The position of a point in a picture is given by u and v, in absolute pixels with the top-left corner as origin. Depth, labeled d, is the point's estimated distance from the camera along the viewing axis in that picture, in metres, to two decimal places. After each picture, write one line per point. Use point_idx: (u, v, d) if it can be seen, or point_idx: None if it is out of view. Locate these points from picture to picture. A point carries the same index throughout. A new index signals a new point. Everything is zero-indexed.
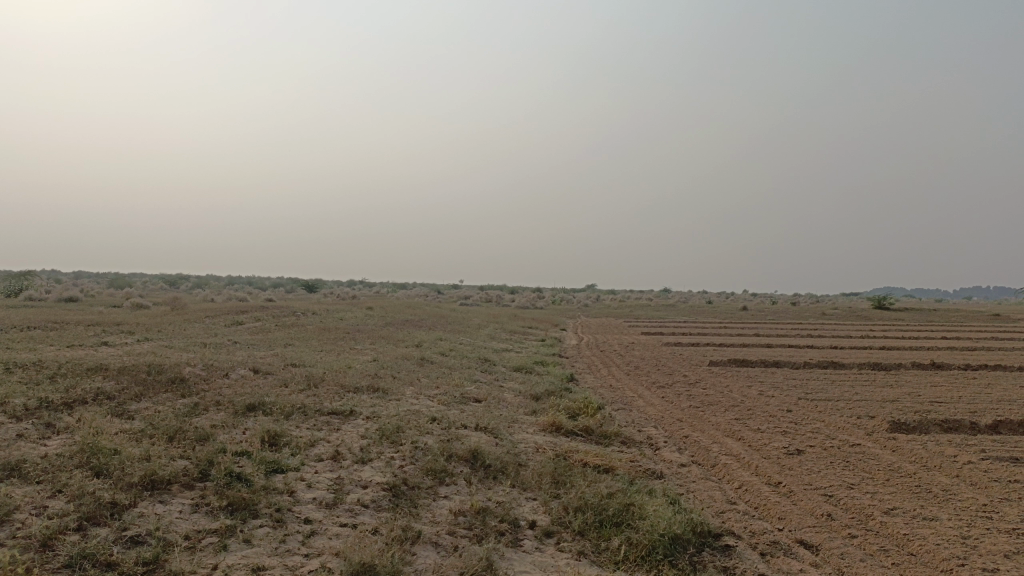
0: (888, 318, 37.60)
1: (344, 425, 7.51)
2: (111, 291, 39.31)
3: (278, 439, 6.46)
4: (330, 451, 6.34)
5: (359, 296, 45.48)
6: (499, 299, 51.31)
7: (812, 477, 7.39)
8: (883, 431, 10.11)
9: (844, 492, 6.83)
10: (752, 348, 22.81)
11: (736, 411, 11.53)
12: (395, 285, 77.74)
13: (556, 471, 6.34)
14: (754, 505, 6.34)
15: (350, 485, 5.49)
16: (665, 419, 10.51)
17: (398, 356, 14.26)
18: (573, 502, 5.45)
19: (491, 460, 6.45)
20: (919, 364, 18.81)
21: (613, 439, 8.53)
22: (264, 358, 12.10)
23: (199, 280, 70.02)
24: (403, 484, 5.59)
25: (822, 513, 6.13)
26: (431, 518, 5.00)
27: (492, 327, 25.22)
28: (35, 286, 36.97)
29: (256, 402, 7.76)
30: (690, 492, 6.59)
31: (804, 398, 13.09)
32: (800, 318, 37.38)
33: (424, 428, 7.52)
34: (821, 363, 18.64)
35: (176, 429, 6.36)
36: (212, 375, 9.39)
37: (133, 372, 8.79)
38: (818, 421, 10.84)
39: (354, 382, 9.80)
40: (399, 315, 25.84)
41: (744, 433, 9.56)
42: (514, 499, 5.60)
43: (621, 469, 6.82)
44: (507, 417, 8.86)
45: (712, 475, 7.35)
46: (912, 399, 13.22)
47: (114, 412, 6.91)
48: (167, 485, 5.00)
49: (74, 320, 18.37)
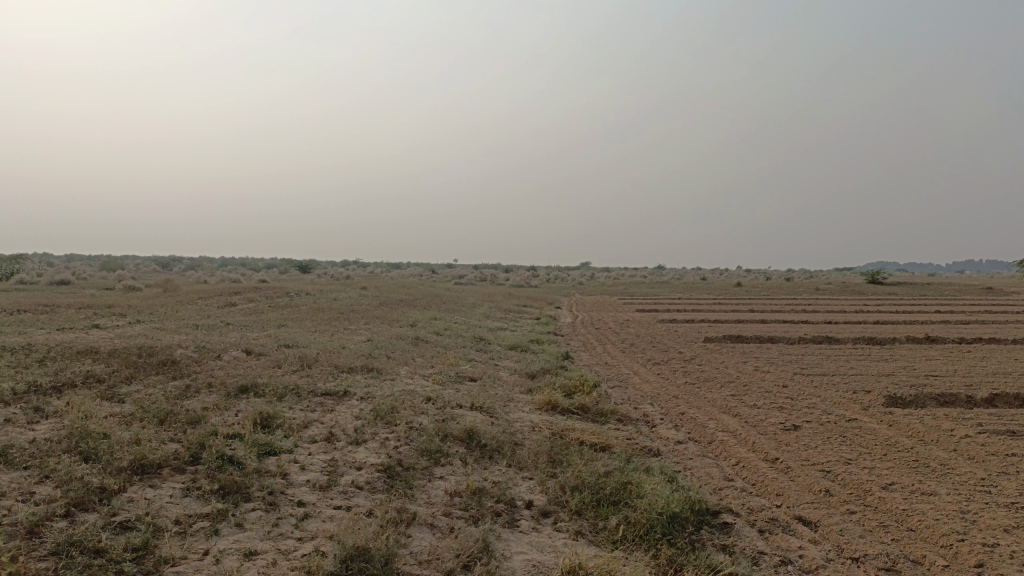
0: (883, 293, 37.67)
1: (338, 406, 7.44)
2: (104, 274, 39.12)
3: (271, 421, 6.38)
4: (324, 433, 6.27)
5: (353, 276, 45.35)
6: (494, 278, 51.25)
7: (809, 452, 7.35)
8: (879, 406, 10.09)
9: (842, 468, 6.80)
10: (747, 324, 22.82)
11: (731, 387, 11.50)
12: (389, 265, 77.53)
13: (553, 450, 6.28)
14: (752, 482, 6.29)
15: (344, 467, 5.42)
16: (661, 396, 10.48)
17: (393, 335, 14.19)
18: (570, 482, 5.39)
19: (487, 439, 6.39)
20: (914, 338, 18.83)
21: (610, 417, 8.48)
22: (257, 339, 12.01)
23: (192, 261, 69.69)
24: (397, 465, 5.52)
25: (820, 489, 6.09)
26: (427, 499, 4.93)
27: (486, 305, 25.17)
28: (25, 269, 36.66)
29: (248, 384, 7.67)
30: (688, 469, 6.55)
31: (800, 373, 13.08)
32: (795, 293, 37.43)
33: (419, 408, 7.46)
34: (816, 338, 18.64)
35: (167, 412, 6.27)
36: (204, 356, 9.30)
37: (124, 355, 8.70)
38: (815, 396, 10.82)
39: (348, 362, 9.72)
40: (393, 294, 25.76)
41: (741, 409, 9.53)
42: (511, 479, 5.54)
43: (618, 447, 6.77)
44: (503, 396, 8.80)
45: (709, 452, 7.31)
46: (908, 373, 13.21)
47: (104, 396, 6.82)
48: (157, 469, 4.92)
49: (66, 303, 18.27)
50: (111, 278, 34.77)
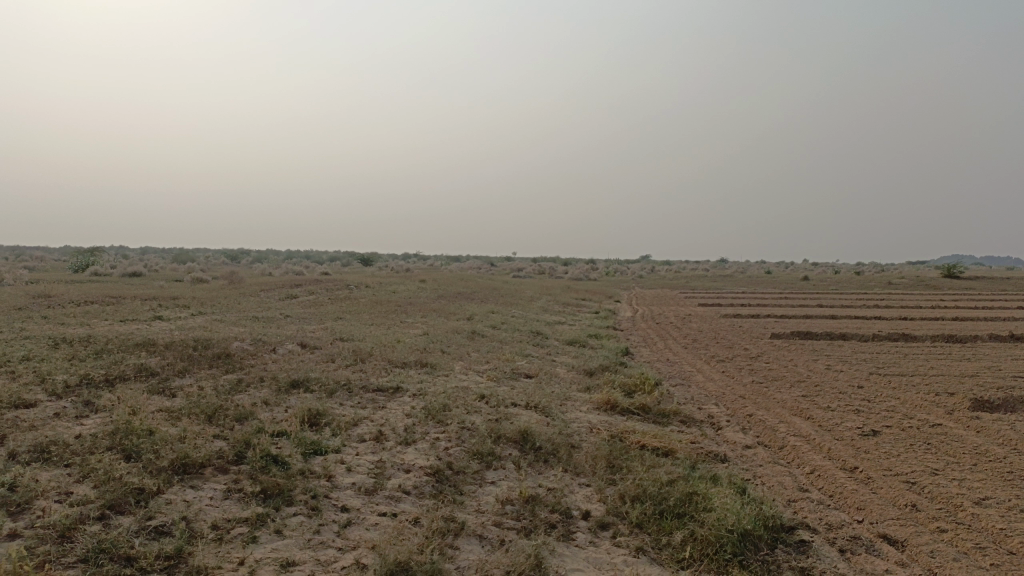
0: (960, 287, 35.76)
1: (390, 402, 7.22)
2: (174, 266, 40.17)
3: (320, 418, 6.17)
4: (373, 431, 6.04)
5: (413, 268, 45.49)
6: (553, 271, 50.71)
7: (891, 461, 6.80)
8: (965, 410, 9.37)
9: (928, 479, 6.24)
10: (815, 319, 21.92)
11: (802, 387, 10.91)
12: (448, 258, 77.95)
13: (612, 454, 5.93)
14: (829, 493, 5.81)
15: (392, 469, 5.17)
16: (726, 396, 9.98)
17: (449, 329, 13.97)
18: (630, 491, 5.03)
19: (542, 442, 6.06)
20: (998, 336, 17.69)
21: (672, 418, 8.05)
22: (313, 332, 11.94)
23: (258, 254, 71.33)
24: (447, 469, 5.23)
25: (906, 504, 5.58)
26: (477, 507, 4.64)
27: (544, 299, 24.80)
28: (101, 260, 38.06)
29: (299, 379, 7.53)
30: (758, 477, 6.12)
31: (876, 373, 12.34)
32: (866, 288, 35.85)
33: (473, 406, 7.17)
34: (891, 336, 17.69)
35: (216, 407, 6.14)
36: (259, 349, 9.24)
37: (179, 347, 8.70)
38: (893, 398, 10.15)
39: (402, 357, 9.52)
40: (451, 287, 25.63)
41: (813, 412, 8.96)
42: (567, 486, 5.20)
43: (682, 452, 6.36)
44: (560, 394, 8.45)
45: (780, 459, 6.83)
46: (993, 374, 12.32)
47: (156, 389, 6.76)
48: (199, 469, 4.75)
49: (134, 295, 18.71)
50: (180, 271, 35.69)
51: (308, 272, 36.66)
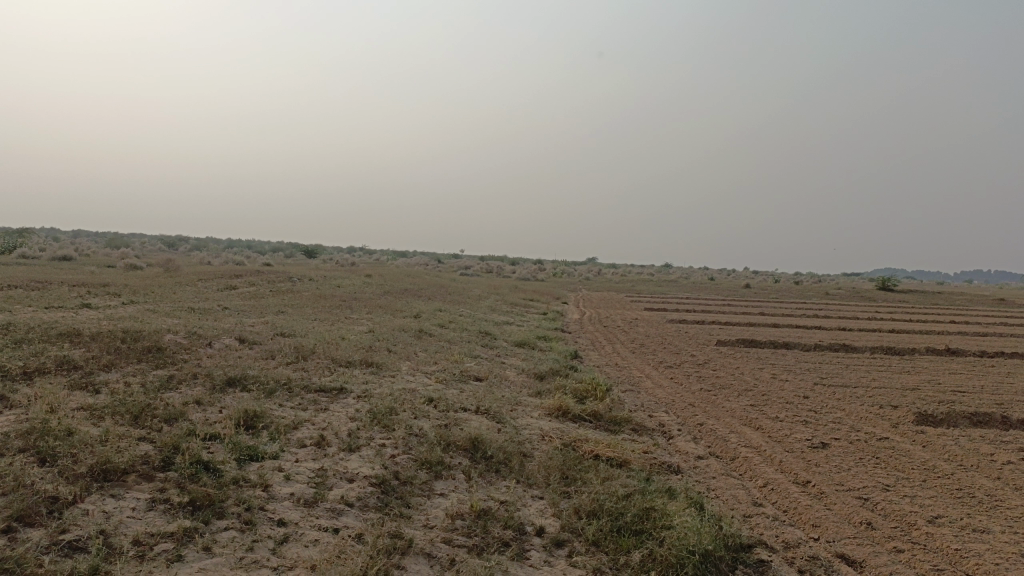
0: (894, 300, 36.81)
1: (333, 404, 6.86)
2: (106, 251, 38.56)
3: (257, 421, 5.79)
4: (314, 436, 5.68)
5: (356, 262, 44.70)
6: (500, 270, 50.48)
7: (842, 475, 6.76)
8: (909, 423, 9.46)
9: (880, 495, 6.19)
10: (758, 327, 22.16)
11: (750, 396, 10.90)
12: (394, 253, 77.10)
13: (565, 465, 5.71)
14: (784, 509, 5.71)
15: (334, 478, 4.84)
16: (676, 404, 9.87)
17: (395, 327, 13.58)
18: (586, 505, 4.81)
19: (494, 450, 5.80)
20: (933, 349, 18.13)
21: (624, 427, 7.88)
22: (253, 326, 11.43)
23: (198, 242, 69.25)
24: (394, 479, 4.93)
25: (861, 522, 5.50)
26: (425, 522, 4.35)
27: (492, 299, 24.52)
28: (27, 242, 36.17)
29: (237, 377, 7.10)
30: (712, 491, 5.98)
31: (821, 384, 12.44)
32: (806, 298, 36.56)
33: (420, 410, 6.86)
34: (833, 346, 17.96)
35: (144, 406, 5.70)
36: (194, 343, 8.74)
37: (107, 338, 8.16)
38: (839, 409, 10.21)
39: (346, 356, 9.13)
40: (397, 283, 25.12)
41: (763, 422, 8.91)
42: (520, 499, 4.96)
43: (637, 463, 6.19)
44: (510, 398, 8.19)
45: (733, 471, 6.71)
46: (933, 387, 12.55)
47: (78, 385, 6.27)
48: (121, 476, 4.34)
49: (61, 280, 17.78)
50: (112, 256, 34.27)
51: (251, 263, 35.60)
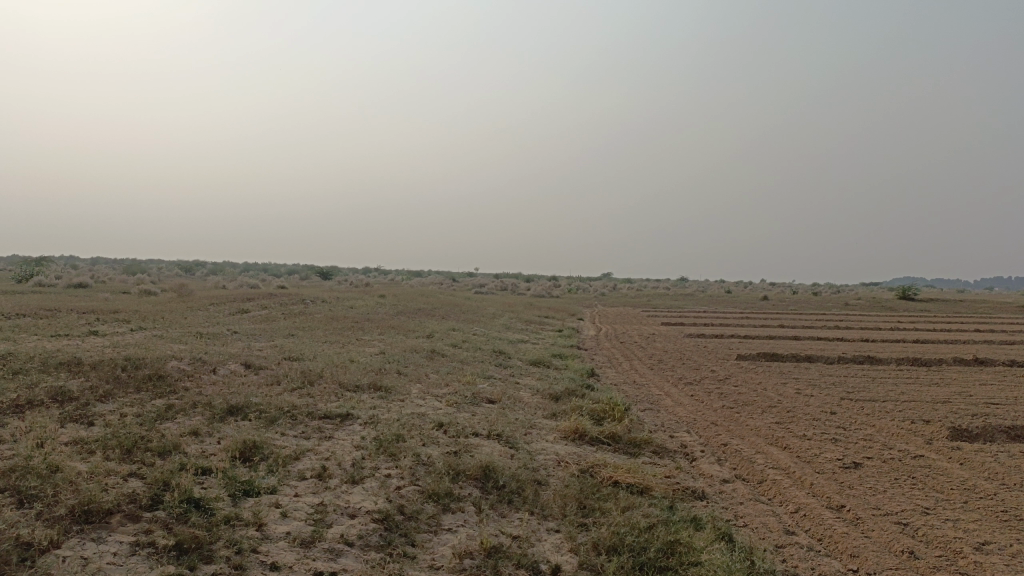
0: (916, 310, 36.01)
1: (338, 432, 6.55)
2: (123, 278, 38.39)
3: (256, 452, 5.49)
4: (315, 467, 5.37)
5: (371, 283, 44.53)
6: (515, 288, 50.22)
7: (878, 498, 6.35)
8: (944, 439, 9.01)
9: (922, 520, 5.78)
10: (780, 341, 21.65)
11: (774, 413, 10.48)
12: (409, 273, 77.04)
13: (582, 494, 5.36)
14: (818, 537, 5.32)
15: (334, 515, 4.52)
16: (698, 423, 9.47)
17: (407, 348, 13.28)
18: (606, 539, 4.46)
19: (506, 479, 5.47)
20: (961, 359, 17.55)
21: (644, 449, 7.51)
22: (261, 351, 11.16)
23: (214, 266, 69.52)
24: (398, 515, 4.60)
25: (902, 550, 5.10)
26: (430, 562, 4.02)
27: (507, 317, 24.18)
28: (44, 270, 36.23)
29: (238, 405, 6.82)
30: (741, 518, 5.61)
31: (848, 398, 11.97)
32: (827, 309, 35.91)
33: (429, 436, 6.54)
34: (857, 359, 17.45)
35: (137, 439, 5.41)
36: (197, 370, 8.47)
37: (107, 367, 7.90)
38: (868, 425, 9.77)
39: (354, 380, 8.82)
40: (410, 303, 24.83)
41: (790, 441, 8.50)
42: (534, 533, 4.61)
43: (659, 490, 5.82)
44: (523, 422, 7.84)
45: (761, 496, 6.32)
46: (964, 400, 12.05)
47: (72, 418, 6.00)
48: (104, 517, 4.03)
49: (71, 307, 17.62)
50: (128, 282, 34.25)
51: (265, 286, 35.47)
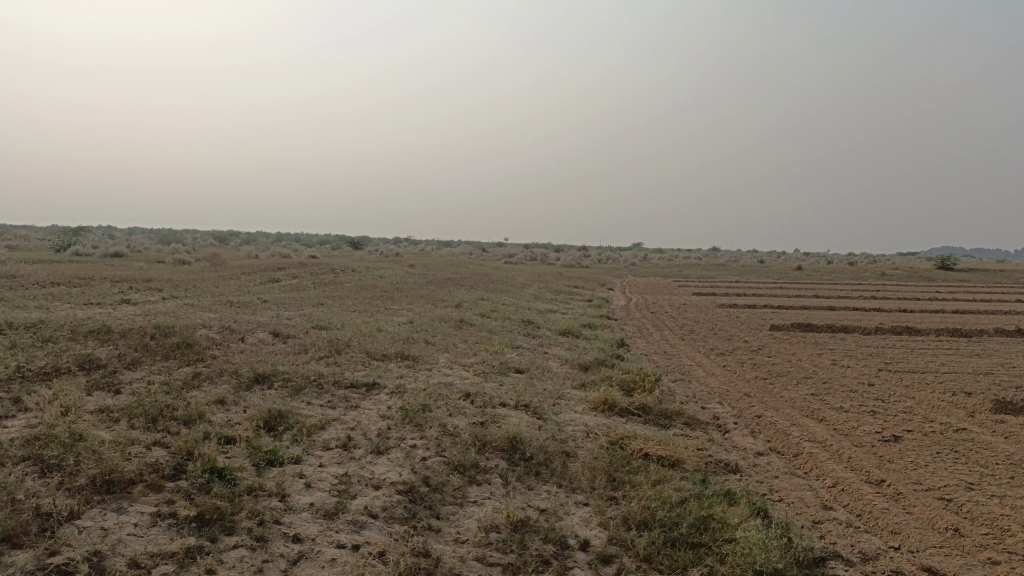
0: (955, 279, 35.08)
1: (364, 401, 6.48)
2: (158, 248, 38.96)
3: (281, 422, 5.43)
4: (341, 437, 5.30)
5: (400, 253, 44.54)
6: (544, 257, 49.98)
7: (919, 472, 6.13)
8: (987, 412, 8.71)
9: (966, 495, 5.56)
10: (814, 311, 21.20)
11: (809, 384, 10.22)
12: (439, 243, 77.10)
13: (612, 466, 5.23)
14: (857, 513, 5.14)
15: (358, 486, 4.44)
16: (730, 394, 9.27)
17: (435, 317, 13.19)
18: (636, 513, 4.33)
19: (534, 450, 5.35)
20: (1004, 330, 17.02)
21: (676, 420, 7.35)
22: (289, 320, 11.14)
23: (247, 236, 70.11)
24: (423, 486, 4.50)
25: (946, 527, 4.89)
26: (455, 536, 3.93)
27: (536, 286, 24.00)
28: (84, 241, 36.78)
29: (264, 373, 6.78)
30: (775, 492, 5.44)
31: (886, 370, 11.65)
32: (863, 279, 35.14)
33: (456, 406, 6.44)
34: (895, 329, 17.01)
35: (162, 407, 5.38)
36: (225, 338, 8.46)
37: (135, 335, 7.91)
38: (907, 397, 9.49)
39: (381, 348, 8.75)
40: (439, 272, 24.77)
41: (826, 414, 8.27)
42: (563, 506, 4.50)
43: (691, 462, 5.67)
44: (552, 392, 7.71)
45: (798, 470, 6.13)
46: (1008, 371, 11.67)
47: (100, 386, 6.00)
48: (126, 487, 3.99)
49: (105, 276, 17.81)
50: (164, 252, 34.68)
51: (295, 256, 35.69)
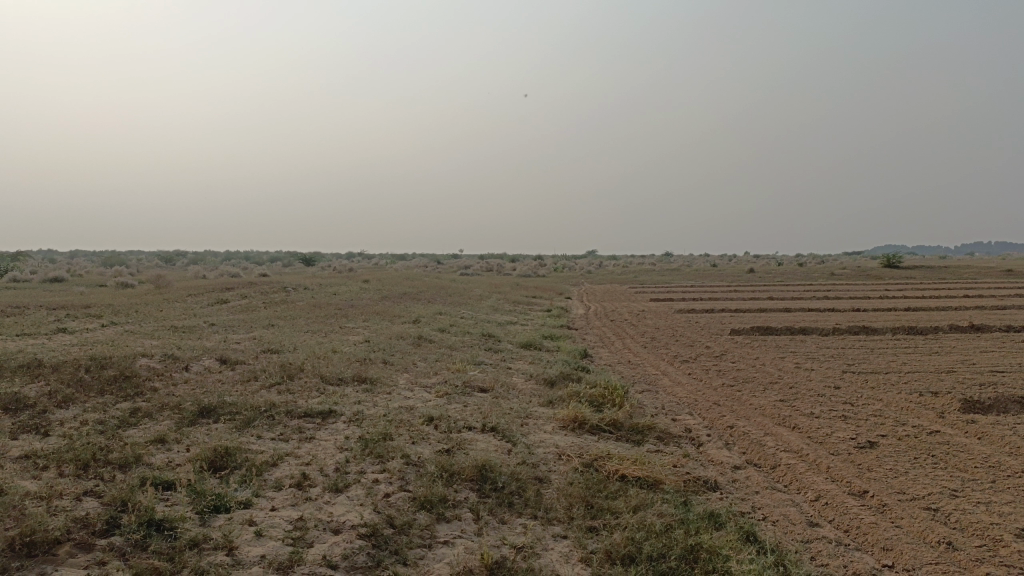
0: (902, 277, 35.80)
1: (320, 432, 6.05)
2: (101, 271, 37.61)
3: (228, 460, 4.99)
4: (295, 475, 4.88)
5: (355, 268, 43.85)
6: (500, 268, 49.65)
7: (901, 481, 5.95)
8: (957, 412, 8.63)
9: (952, 504, 5.37)
10: (771, 313, 21.26)
11: (777, 390, 10.07)
12: (393, 256, 76.31)
13: (589, 492, 4.91)
14: (845, 529, 4.90)
15: (316, 531, 4.04)
16: (699, 404, 9.05)
17: (393, 335, 12.73)
18: (620, 548, 4.01)
19: (505, 479, 5.01)
20: (957, 326, 17.24)
21: (648, 435, 7.08)
22: (239, 344, 10.58)
23: (195, 255, 68.38)
24: (387, 528, 4.12)
25: (938, 541, 4.68)
26: None
27: (494, 298, 23.67)
28: (23, 266, 35.25)
29: (210, 407, 6.29)
30: (759, 511, 5.18)
31: (850, 372, 11.59)
32: (814, 279, 35.60)
33: (419, 432, 6.06)
34: (852, 329, 17.09)
35: (95, 451, 4.89)
36: (168, 368, 7.92)
37: (68, 368, 7.33)
38: (875, 399, 9.39)
39: (337, 371, 8.30)
40: (394, 287, 24.26)
41: (798, 420, 8.09)
42: (540, 541, 4.16)
43: (669, 482, 5.38)
44: (518, 411, 7.37)
45: (777, 484, 5.90)
46: (968, 368, 11.70)
47: (26, 429, 5.46)
48: (50, 548, 3.52)
49: (41, 303, 16.88)
50: (108, 275, 33.48)
51: (245, 275, 34.79)
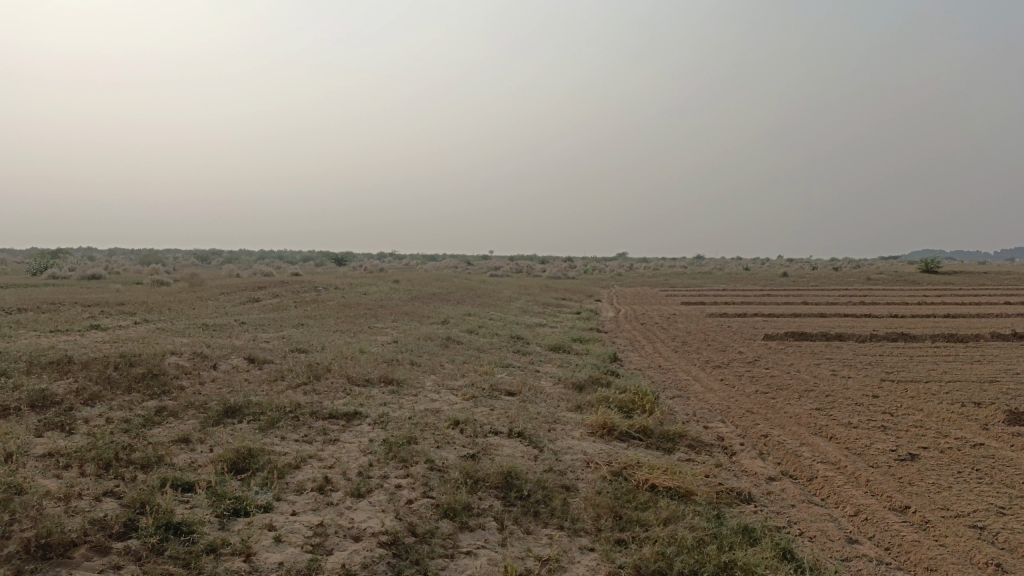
0: (941, 283, 34.92)
1: (344, 434, 5.97)
2: (137, 268, 38.13)
3: (250, 462, 4.91)
4: (317, 478, 4.79)
5: (386, 269, 44.01)
6: (529, 269, 49.47)
7: (945, 495, 5.70)
8: (1002, 424, 8.30)
9: (1000, 522, 5.11)
10: (806, 318, 20.80)
11: (812, 398, 9.78)
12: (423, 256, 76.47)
13: (617, 501, 4.75)
14: (885, 547, 4.69)
15: (336, 538, 3.93)
16: (732, 411, 8.81)
17: (421, 336, 12.65)
18: (648, 563, 3.85)
19: (531, 487, 4.86)
20: (1000, 334, 16.69)
21: (679, 443, 6.89)
22: (267, 343, 10.56)
23: (229, 254, 69.26)
24: (408, 535, 4.00)
25: (986, 562, 4.44)
26: None
27: (523, 299, 23.53)
28: (61, 263, 35.82)
29: (235, 407, 6.24)
30: (795, 526, 4.97)
31: (888, 380, 11.25)
32: (849, 284, 34.88)
33: (444, 437, 5.94)
34: (890, 336, 16.64)
35: (118, 450, 4.84)
36: (196, 366, 7.91)
37: (97, 365, 7.34)
38: (915, 409, 9.08)
39: (363, 372, 8.22)
40: (424, 288, 24.21)
41: (835, 430, 7.83)
42: (566, 553, 4.01)
43: (701, 493, 5.20)
44: (546, 416, 7.21)
45: (814, 497, 5.68)
46: (1013, 378, 11.29)
47: (51, 426, 5.44)
48: (66, 551, 3.46)
49: (77, 300, 17.09)
50: (143, 273, 33.96)
51: (276, 274, 35.06)
